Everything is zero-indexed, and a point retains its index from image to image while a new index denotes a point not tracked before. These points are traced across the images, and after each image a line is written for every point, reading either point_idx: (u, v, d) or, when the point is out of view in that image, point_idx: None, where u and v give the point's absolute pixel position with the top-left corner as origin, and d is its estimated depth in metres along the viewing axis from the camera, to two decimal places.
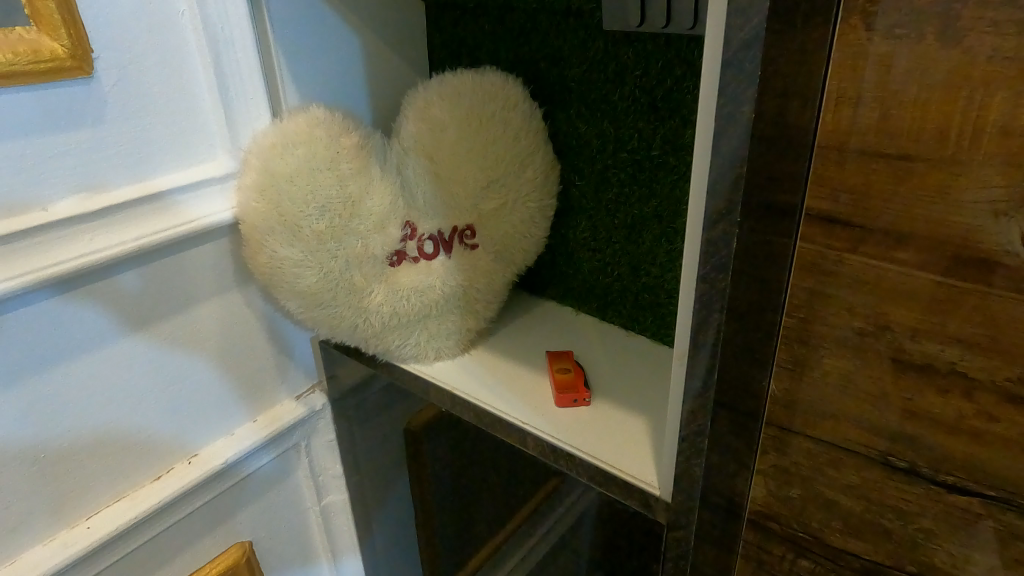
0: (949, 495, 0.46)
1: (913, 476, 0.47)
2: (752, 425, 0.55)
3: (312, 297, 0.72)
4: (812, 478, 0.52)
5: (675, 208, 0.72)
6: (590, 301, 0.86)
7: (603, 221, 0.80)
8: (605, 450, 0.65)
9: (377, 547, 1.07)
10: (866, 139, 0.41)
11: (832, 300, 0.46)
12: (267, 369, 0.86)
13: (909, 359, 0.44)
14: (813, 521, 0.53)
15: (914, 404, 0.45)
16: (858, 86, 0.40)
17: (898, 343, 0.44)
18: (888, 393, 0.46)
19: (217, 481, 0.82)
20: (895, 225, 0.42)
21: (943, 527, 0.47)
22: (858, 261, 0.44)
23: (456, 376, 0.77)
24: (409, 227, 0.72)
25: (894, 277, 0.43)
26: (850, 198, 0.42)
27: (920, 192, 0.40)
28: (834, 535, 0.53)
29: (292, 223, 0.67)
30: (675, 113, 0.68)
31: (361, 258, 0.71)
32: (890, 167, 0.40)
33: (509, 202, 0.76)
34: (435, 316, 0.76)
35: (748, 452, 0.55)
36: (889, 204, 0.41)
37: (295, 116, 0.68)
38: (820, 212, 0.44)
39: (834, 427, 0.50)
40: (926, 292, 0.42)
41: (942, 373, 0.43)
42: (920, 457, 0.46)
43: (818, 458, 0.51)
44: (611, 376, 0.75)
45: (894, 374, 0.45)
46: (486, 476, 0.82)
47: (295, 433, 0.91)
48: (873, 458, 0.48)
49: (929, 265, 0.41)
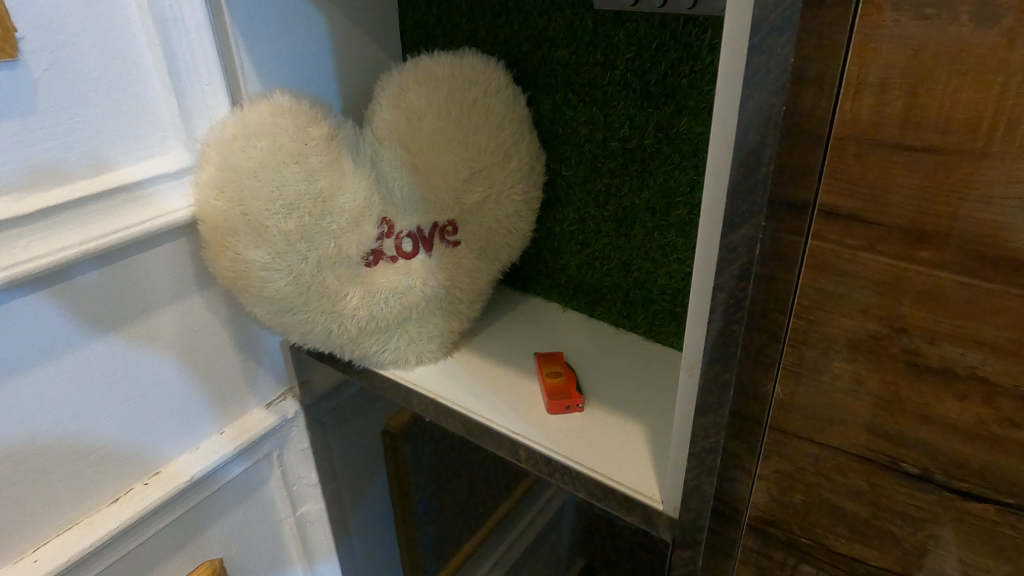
0: (963, 501, 0.43)
1: (927, 483, 0.44)
2: (757, 431, 0.50)
3: (281, 302, 0.66)
4: (818, 484, 0.49)
5: (668, 199, 0.69)
6: (578, 297, 0.82)
7: (592, 214, 0.76)
8: (603, 461, 0.60)
9: (357, 554, 1.02)
10: (891, 129, 0.36)
11: (846, 301, 0.42)
12: (235, 377, 0.80)
13: (926, 364, 0.41)
14: (817, 527, 0.50)
15: (930, 409, 0.42)
16: (883, 75, 0.35)
17: (915, 346, 0.41)
18: (903, 397, 0.43)
19: (183, 499, 0.76)
20: (916, 222, 0.38)
21: (956, 534, 0.44)
22: (874, 261, 0.40)
23: (439, 382, 0.72)
24: (385, 224, 0.67)
25: (914, 278, 0.39)
26: (868, 194, 0.39)
27: (948, 190, 0.36)
28: (838, 541, 0.50)
29: (256, 223, 0.61)
30: (670, 100, 0.64)
31: (333, 259, 0.65)
32: (915, 163, 0.37)
33: (491, 195, 0.71)
34: (415, 318, 0.71)
35: (750, 458, 0.52)
36: (910, 199, 0.37)
37: (257, 104, 0.62)
38: (841, 209, 0.40)
39: (844, 435, 0.46)
40: (948, 294, 0.39)
41: (961, 379, 0.40)
42: (933, 462, 0.43)
43: (825, 463, 0.48)
44: (603, 378, 0.71)
45: (910, 379, 0.42)
46: (470, 477, 0.78)
47: (266, 444, 0.85)
48: (884, 463, 0.45)
49: (951, 266, 0.38)
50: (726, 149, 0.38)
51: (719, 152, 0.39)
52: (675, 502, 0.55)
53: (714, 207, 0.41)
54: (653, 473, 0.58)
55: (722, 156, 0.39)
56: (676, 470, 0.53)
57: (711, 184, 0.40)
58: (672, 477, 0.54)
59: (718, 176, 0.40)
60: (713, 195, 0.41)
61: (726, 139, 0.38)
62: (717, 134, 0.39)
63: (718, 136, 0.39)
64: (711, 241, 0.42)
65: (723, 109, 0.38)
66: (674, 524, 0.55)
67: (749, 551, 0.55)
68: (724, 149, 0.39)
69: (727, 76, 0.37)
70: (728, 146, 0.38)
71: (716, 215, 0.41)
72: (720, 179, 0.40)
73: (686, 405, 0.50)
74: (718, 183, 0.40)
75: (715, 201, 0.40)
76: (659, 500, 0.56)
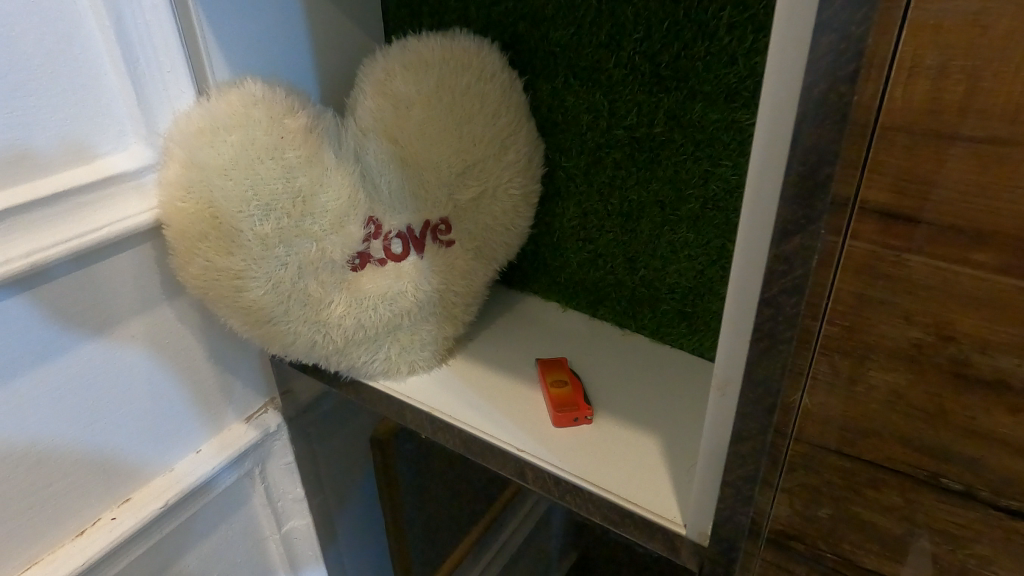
0: (1015, 522, 0.35)
1: (972, 502, 0.36)
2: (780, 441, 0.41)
3: (259, 311, 0.60)
4: (847, 498, 0.40)
5: (679, 191, 0.64)
6: (578, 296, 0.77)
7: (594, 208, 0.70)
8: (617, 481, 0.55)
9: (347, 566, 0.97)
10: (947, 107, 0.27)
11: (882, 311, 0.33)
12: (210, 392, 0.74)
13: (976, 375, 0.32)
14: (845, 542, 0.41)
15: (979, 424, 0.33)
16: (941, 51, 0.27)
17: (964, 357, 0.32)
18: (946, 411, 0.34)
19: (157, 526, 0.70)
20: (971, 219, 0.29)
21: (1005, 556, 0.36)
22: (920, 263, 0.31)
23: (435, 394, 0.67)
24: (372, 224, 0.61)
25: (966, 284, 0.31)
26: (914, 188, 0.30)
27: (1015, 178, 0.27)
28: (867, 556, 0.41)
29: (229, 226, 0.55)
30: (682, 84, 0.59)
31: (316, 264, 0.59)
32: (976, 153, 0.28)
33: (487, 190, 0.65)
34: (406, 325, 0.65)
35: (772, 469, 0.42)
36: (965, 190, 0.29)
37: (226, 94, 0.56)
38: (880, 208, 0.31)
39: (875, 459, 0.38)
40: (1009, 303, 0.30)
41: (1017, 393, 0.32)
42: (979, 479, 0.35)
43: (855, 477, 0.39)
44: (611, 386, 0.66)
45: (960, 395, 0.33)
46: (469, 490, 0.73)
47: (246, 461, 0.79)
48: (920, 478, 0.37)
49: (1018, 268, 0.29)
50: (781, 149, 0.33)
51: (771, 153, 0.33)
52: (703, 527, 0.50)
53: (762, 215, 0.35)
54: (674, 493, 0.54)
55: (777, 158, 0.33)
56: (704, 494, 0.48)
57: (753, 189, 0.35)
58: (699, 501, 0.49)
59: (767, 181, 0.34)
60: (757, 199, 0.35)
61: (780, 137, 0.32)
62: (765, 133, 0.33)
63: (767, 135, 0.33)
64: (758, 252, 0.36)
65: (775, 102, 0.32)
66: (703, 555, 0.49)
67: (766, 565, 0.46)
68: (778, 149, 0.33)
69: (780, 64, 0.31)
70: (782, 146, 0.32)
71: (767, 224, 0.35)
72: (771, 184, 0.34)
73: (721, 429, 0.44)
74: (769, 189, 0.34)
75: (764, 208, 0.35)
76: (683, 524, 0.51)
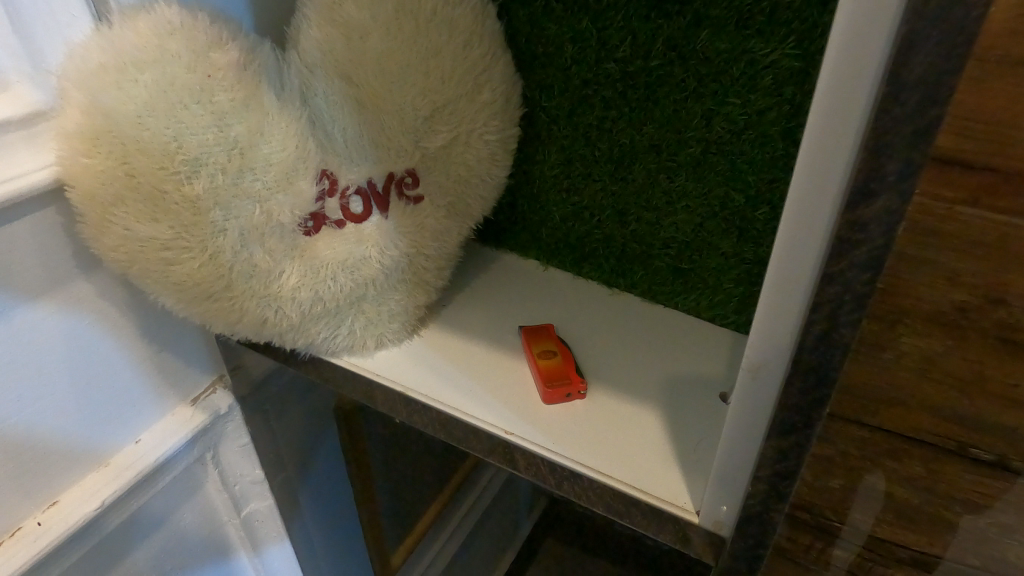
0: None
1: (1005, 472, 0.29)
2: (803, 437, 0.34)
3: (195, 287, 0.51)
4: (863, 472, 0.33)
5: (677, 135, 0.56)
6: (561, 253, 0.70)
7: (580, 154, 0.62)
8: (619, 465, 0.50)
9: (316, 543, 0.91)
10: None
11: (934, 277, 0.26)
12: (147, 375, 0.64)
13: None
14: (853, 513, 0.35)
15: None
16: None
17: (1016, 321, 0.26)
18: (986, 376, 0.27)
19: (95, 526, 0.62)
20: None
21: None
22: (981, 217, 0.24)
23: (408, 370, 0.59)
24: (326, 178, 0.52)
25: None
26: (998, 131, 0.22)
27: None
28: (875, 526, 0.35)
29: (150, 187, 0.46)
30: (685, 8, 0.51)
31: (260, 230, 0.50)
32: None
33: (459, 135, 0.57)
34: (372, 296, 0.57)
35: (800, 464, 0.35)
36: None
37: (133, 21, 0.45)
38: (960, 159, 0.23)
39: (895, 431, 0.31)
40: None
41: None
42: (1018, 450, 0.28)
43: (871, 449, 0.32)
44: (603, 354, 0.60)
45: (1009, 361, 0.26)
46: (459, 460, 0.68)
47: (195, 447, 0.71)
48: (946, 449, 0.30)
49: None
50: (866, 89, 0.25)
51: (850, 96, 0.25)
52: (719, 517, 0.45)
53: (828, 175, 0.28)
54: (682, 479, 0.49)
55: (859, 100, 0.25)
56: (723, 485, 0.43)
57: (813, 143, 0.27)
58: (719, 493, 0.44)
59: (839, 131, 0.26)
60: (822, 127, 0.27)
61: (867, 72, 0.25)
62: (838, 70, 0.25)
63: (842, 72, 0.25)
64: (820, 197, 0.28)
65: None
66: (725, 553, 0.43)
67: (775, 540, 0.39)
68: (861, 88, 0.25)
69: None
70: (866, 84, 0.25)
71: (834, 186, 0.28)
72: (847, 135, 0.26)
73: (754, 420, 0.38)
74: (844, 141, 0.27)
75: (831, 167, 0.27)
76: (696, 512, 0.46)
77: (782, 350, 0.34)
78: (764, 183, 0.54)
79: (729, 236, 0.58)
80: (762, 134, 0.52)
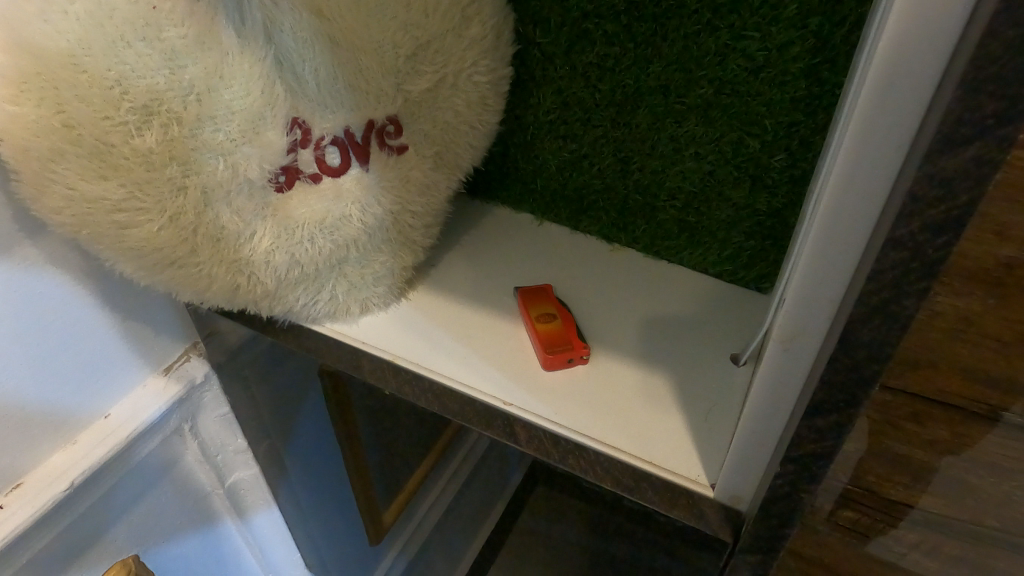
0: None
1: None
2: (844, 416, 0.31)
3: (156, 252, 0.46)
4: (886, 437, 0.31)
5: (687, 74, 0.51)
6: (557, 206, 0.65)
7: (578, 96, 0.57)
8: (627, 434, 0.47)
9: (310, 512, 0.88)
10: None
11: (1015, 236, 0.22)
12: (112, 347, 0.60)
13: None
14: (869, 475, 0.33)
15: None
16: None
17: None
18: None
19: (67, 508, 0.58)
20: None
21: None
22: None
23: (396, 336, 0.55)
24: (298, 127, 0.45)
25: None
26: None
27: None
28: (891, 488, 0.33)
29: (94, 140, 0.40)
30: None
31: (225, 188, 0.44)
32: None
33: (445, 77, 0.51)
34: (354, 258, 0.52)
35: (836, 441, 0.32)
36: None
37: None
38: None
39: (923, 392, 0.28)
40: None
41: None
42: None
43: (895, 412, 0.30)
44: (603, 315, 0.56)
45: None
46: (452, 431, 0.65)
47: (170, 420, 0.66)
48: (977, 412, 0.28)
49: None
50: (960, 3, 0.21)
51: (933, 27, 0.22)
52: (737, 492, 0.42)
53: (896, 123, 0.25)
54: (695, 449, 0.46)
55: (943, 34, 0.22)
56: (744, 458, 0.40)
57: (885, 72, 0.24)
58: (739, 468, 0.41)
59: (915, 71, 0.23)
60: (902, 52, 0.23)
61: None
62: None
63: None
64: (892, 133, 0.25)
65: None
66: (745, 530, 0.41)
67: (797, 514, 0.37)
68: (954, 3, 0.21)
69: None
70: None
71: (903, 133, 0.25)
72: (925, 76, 0.23)
73: (786, 391, 0.35)
74: (919, 82, 0.23)
75: (901, 113, 0.24)
76: (711, 485, 0.43)
77: (828, 309, 0.31)
78: (782, 127, 0.49)
79: (741, 185, 0.54)
80: (782, 73, 0.47)
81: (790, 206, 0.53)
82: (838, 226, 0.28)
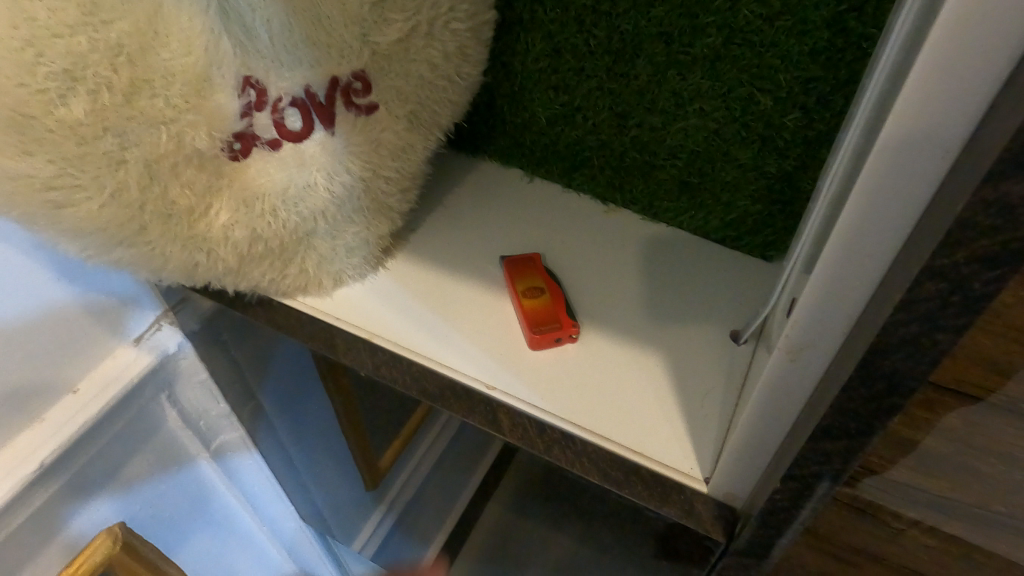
0: None
1: None
2: (852, 435, 0.28)
3: (99, 231, 0.41)
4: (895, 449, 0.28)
5: (693, 20, 0.45)
6: (549, 161, 0.59)
7: (571, 43, 0.51)
8: (617, 422, 0.44)
9: (303, 474, 0.85)
10: None
11: None
12: (72, 324, 0.56)
13: None
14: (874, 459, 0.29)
15: None
16: None
17: None
18: None
19: (41, 486, 0.56)
20: None
21: None
22: None
23: (372, 311, 0.51)
24: (252, 88, 0.40)
25: None
26: None
27: None
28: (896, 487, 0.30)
29: (9, 111, 0.35)
30: None
31: (172, 159, 0.40)
32: None
33: (419, 25, 0.44)
34: (324, 229, 0.48)
35: (844, 459, 0.29)
36: None
37: None
38: None
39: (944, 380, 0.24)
40: None
41: None
42: None
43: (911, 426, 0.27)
44: (595, 285, 0.53)
45: None
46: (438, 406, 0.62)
47: (145, 391, 0.64)
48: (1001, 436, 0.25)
49: None
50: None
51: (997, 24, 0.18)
52: (732, 489, 0.40)
53: (941, 128, 0.20)
54: (689, 437, 0.43)
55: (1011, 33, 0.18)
56: (741, 458, 0.38)
57: (931, 74, 0.19)
58: (734, 467, 0.38)
59: (967, 74, 0.19)
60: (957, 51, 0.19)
61: None
62: None
63: None
64: (932, 142, 0.21)
65: None
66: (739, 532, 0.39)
67: (794, 521, 0.34)
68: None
69: None
70: None
71: (948, 139, 0.21)
72: (982, 79, 0.19)
73: (790, 397, 0.32)
74: (974, 85, 0.19)
75: (949, 117, 0.20)
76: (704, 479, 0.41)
77: (842, 321, 0.27)
78: (798, 83, 0.44)
79: (750, 145, 0.48)
80: (802, 21, 0.41)
81: (802, 170, 0.48)
82: (861, 239, 0.24)
